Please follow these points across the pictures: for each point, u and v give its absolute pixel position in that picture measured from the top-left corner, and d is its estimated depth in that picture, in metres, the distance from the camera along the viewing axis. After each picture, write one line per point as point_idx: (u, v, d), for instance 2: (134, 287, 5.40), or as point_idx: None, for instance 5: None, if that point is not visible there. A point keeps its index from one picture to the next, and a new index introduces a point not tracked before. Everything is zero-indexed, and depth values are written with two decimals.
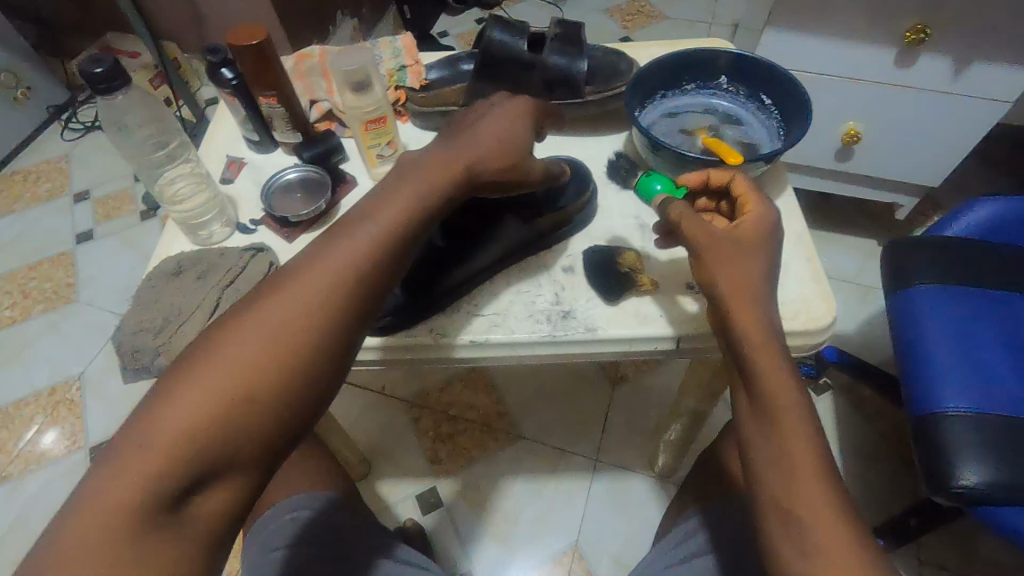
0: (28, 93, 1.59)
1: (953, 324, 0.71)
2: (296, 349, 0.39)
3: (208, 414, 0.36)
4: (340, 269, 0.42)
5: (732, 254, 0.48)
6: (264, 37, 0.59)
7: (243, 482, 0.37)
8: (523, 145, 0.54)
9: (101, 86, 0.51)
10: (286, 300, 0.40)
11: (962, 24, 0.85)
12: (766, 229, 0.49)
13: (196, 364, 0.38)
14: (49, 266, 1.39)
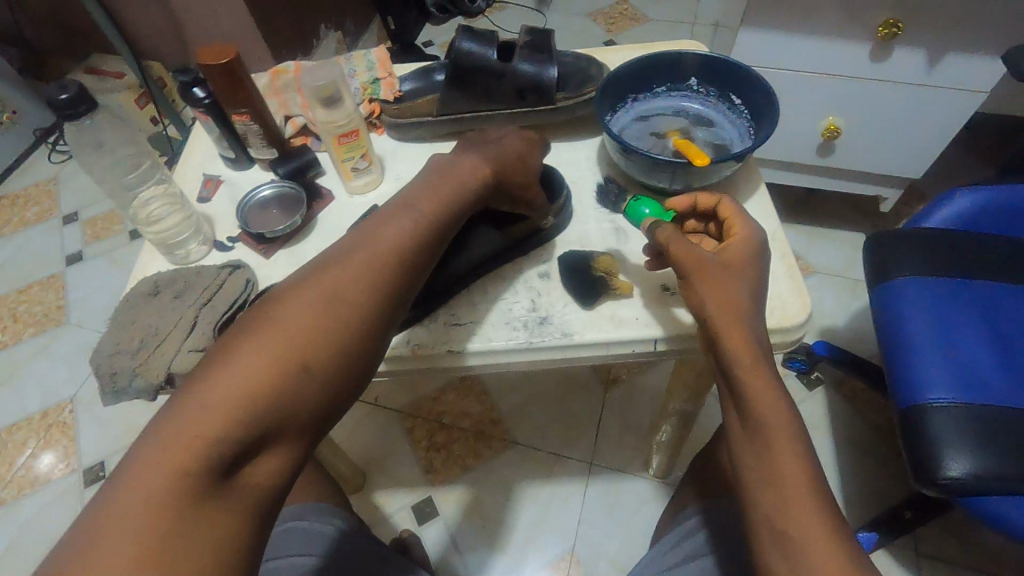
0: (14, 116, 1.59)
1: (933, 313, 0.72)
2: (341, 332, 0.42)
3: (261, 388, 0.38)
4: (377, 260, 0.45)
5: (721, 277, 0.49)
6: (234, 56, 0.60)
7: (285, 457, 0.39)
8: (512, 159, 0.57)
9: (67, 112, 0.53)
10: (328, 286, 0.43)
11: (933, 16, 0.86)
12: (750, 255, 0.51)
13: (245, 342, 0.40)
14: (40, 289, 1.39)
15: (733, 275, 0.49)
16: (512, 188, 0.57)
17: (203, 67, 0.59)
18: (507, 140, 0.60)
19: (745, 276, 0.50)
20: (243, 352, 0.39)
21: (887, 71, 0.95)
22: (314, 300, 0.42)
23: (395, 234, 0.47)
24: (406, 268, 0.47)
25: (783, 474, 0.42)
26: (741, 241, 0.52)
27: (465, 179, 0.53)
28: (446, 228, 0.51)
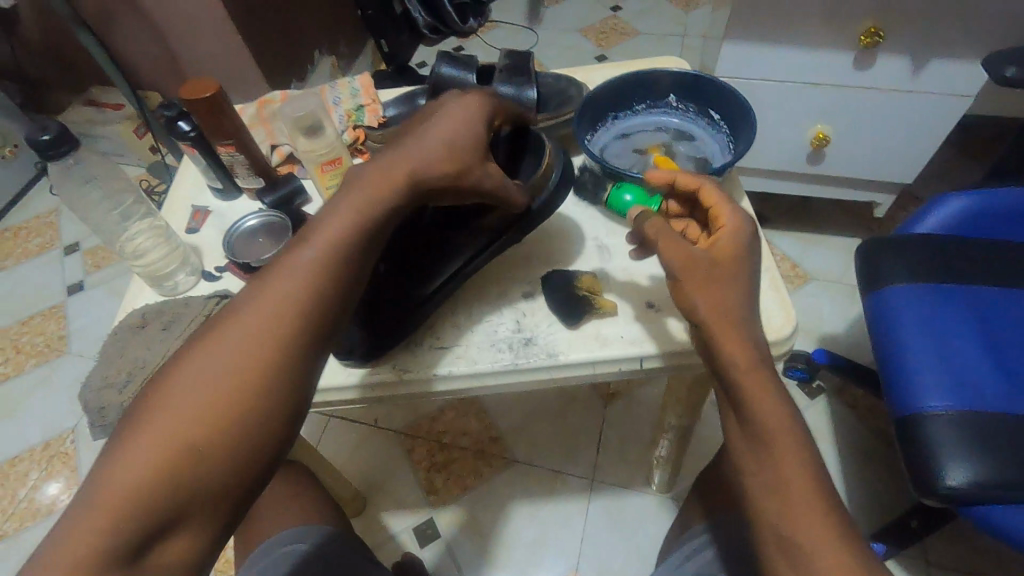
0: (16, 150, 1.61)
1: (924, 319, 0.71)
2: (253, 379, 0.37)
3: (156, 477, 0.34)
4: (289, 301, 0.40)
5: (710, 282, 0.45)
6: (217, 90, 0.61)
7: (208, 524, 0.36)
8: (465, 143, 0.49)
9: (50, 151, 0.54)
10: (232, 341, 0.38)
11: (915, 23, 0.87)
12: (740, 250, 0.47)
13: (140, 421, 0.36)
14: (42, 320, 1.40)
15: (723, 276, 0.46)
16: (463, 182, 0.50)
17: (186, 102, 0.61)
18: (449, 117, 0.51)
19: (736, 273, 0.46)
20: (137, 435, 0.35)
21: (872, 77, 0.95)
22: (217, 360, 0.37)
23: (311, 265, 0.41)
24: (330, 302, 0.41)
25: (773, 494, 0.42)
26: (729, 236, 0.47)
27: (396, 179, 0.46)
28: (375, 237, 0.45)
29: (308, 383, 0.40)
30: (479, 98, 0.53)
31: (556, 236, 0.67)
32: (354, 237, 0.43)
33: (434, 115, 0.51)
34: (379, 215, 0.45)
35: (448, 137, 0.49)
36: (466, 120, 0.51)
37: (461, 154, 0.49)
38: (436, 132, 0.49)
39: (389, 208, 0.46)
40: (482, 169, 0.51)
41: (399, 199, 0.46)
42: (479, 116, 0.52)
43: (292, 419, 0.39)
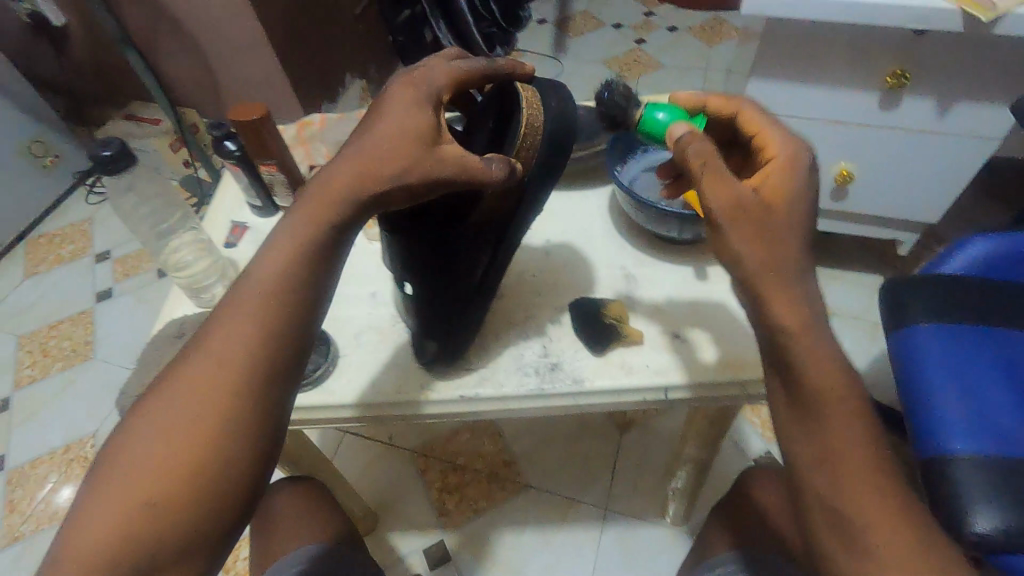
0: (56, 160, 1.67)
1: (948, 360, 0.71)
2: (222, 403, 0.41)
3: (124, 529, 0.39)
4: (235, 358, 0.42)
5: (767, 223, 0.42)
6: (263, 114, 0.64)
7: (203, 531, 0.41)
8: (412, 133, 0.45)
9: (108, 166, 0.56)
10: (184, 400, 0.42)
11: (942, 66, 0.88)
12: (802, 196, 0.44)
13: (106, 478, 0.40)
14: (70, 325, 1.44)
15: (779, 222, 0.43)
16: (423, 169, 0.45)
17: (235, 123, 0.64)
18: (387, 116, 0.46)
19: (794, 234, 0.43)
20: (103, 492, 0.40)
21: (897, 118, 0.96)
22: (172, 418, 0.41)
23: (256, 319, 0.43)
24: (278, 352, 0.44)
25: None
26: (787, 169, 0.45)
27: (342, 193, 0.45)
28: (326, 251, 0.46)
29: (267, 429, 0.43)
30: (420, 79, 0.48)
31: (582, 265, 0.70)
32: (299, 285, 0.45)
33: (370, 118, 0.47)
34: (323, 232, 0.45)
35: (383, 147, 0.45)
36: (410, 107, 0.46)
37: (403, 160, 0.45)
38: (375, 141, 0.46)
39: (336, 220, 0.45)
40: (437, 161, 0.45)
41: (347, 209, 0.45)
42: (419, 104, 0.47)
43: (256, 464, 0.42)
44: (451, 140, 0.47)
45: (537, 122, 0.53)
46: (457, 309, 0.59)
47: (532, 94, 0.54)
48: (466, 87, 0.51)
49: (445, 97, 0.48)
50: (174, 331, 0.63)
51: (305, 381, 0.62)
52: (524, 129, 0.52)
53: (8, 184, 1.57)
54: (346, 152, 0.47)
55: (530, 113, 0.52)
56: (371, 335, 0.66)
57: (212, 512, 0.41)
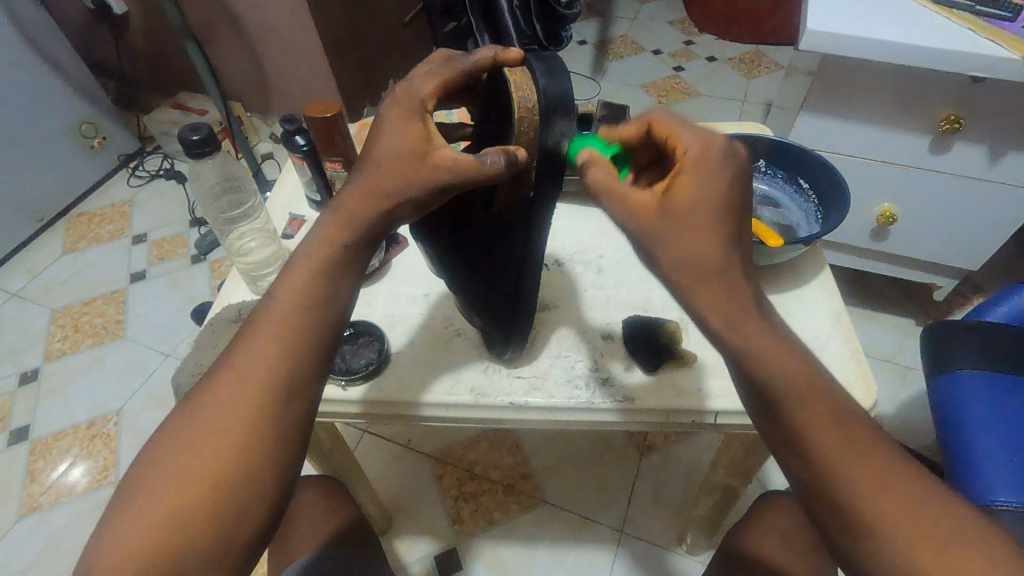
0: (104, 142, 1.72)
1: (993, 409, 0.70)
2: (247, 416, 0.41)
3: (146, 552, 0.37)
4: (256, 377, 0.42)
5: (673, 224, 0.39)
6: (336, 112, 0.71)
7: (234, 545, 0.40)
8: (412, 145, 0.44)
9: (194, 151, 0.66)
10: (206, 420, 0.41)
11: (997, 115, 0.88)
12: (718, 183, 0.39)
13: (130, 500, 0.39)
14: (102, 303, 1.47)
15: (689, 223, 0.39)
16: (431, 174, 0.43)
17: (310, 119, 0.70)
18: (381, 135, 0.45)
19: (721, 222, 0.39)
20: (126, 515, 0.39)
21: (946, 162, 0.96)
22: (195, 440, 0.41)
23: (275, 338, 0.43)
24: (297, 369, 0.43)
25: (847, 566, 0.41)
26: (699, 158, 0.40)
27: (357, 211, 0.45)
28: (343, 270, 0.45)
29: (292, 444, 0.42)
30: (410, 91, 0.45)
31: (633, 284, 0.72)
32: (317, 304, 0.44)
33: (367, 138, 0.46)
34: (343, 250, 0.45)
35: (379, 168, 0.44)
36: (408, 121, 0.45)
37: (400, 177, 0.44)
38: (378, 162, 0.44)
39: (352, 237, 0.45)
40: (432, 171, 0.43)
41: (366, 225, 0.45)
42: (408, 117, 0.45)
43: (278, 481, 0.41)
44: (441, 145, 0.44)
45: (530, 102, 0.45)
46: (500, 311, 0.59)
47: (522, 71, 0.47)
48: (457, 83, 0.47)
49: (428, 106, 0.45)
50: (233, 314, 0.69)
51: (358, 373, 0.63)
52: (518, 113, 0.45)
53: (56, 161, 1.62)
54: (357, 170, 0.46)
55: (521, 96, 0.45)
56: (419, 334, 0.69)
57: (242, 525, 0.40)
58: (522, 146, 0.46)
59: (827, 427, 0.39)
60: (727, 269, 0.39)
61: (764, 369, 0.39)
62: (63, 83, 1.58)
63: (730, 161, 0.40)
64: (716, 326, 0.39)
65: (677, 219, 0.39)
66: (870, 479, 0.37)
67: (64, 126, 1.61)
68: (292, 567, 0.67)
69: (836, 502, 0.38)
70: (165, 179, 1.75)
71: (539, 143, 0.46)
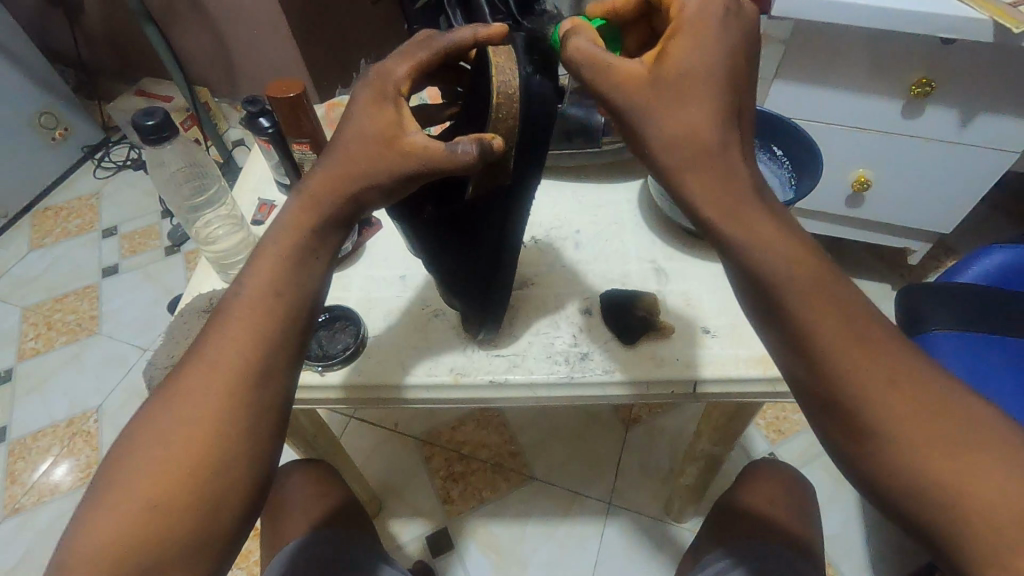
0: (66, 133, 1.66)
1: (963, 366, 0.72)
2: (218, 408, 0.40)
3: (127, 539, 0.37)
4: (228, 363, 0.41)
5: (662, 91, 0.39)
6: (301, 90, 0.69)
7: (211, 541, 0.39)
8: (383, 130, 0.42)
9: (151, 136, 0.64)
10: (179, 410, 0.40)
11: (966, 77, 0.88)
12: (716, 50, 0.39)
13: (106, 490, 0.38)
14: (75, 299, 1.43)
15: (682, 87, 0.39)
16: (402, 164, 0.42)
17: (272, 99, 0.69)
18: (351, 118, 0.43)
19: (713, 84, 0.38)
20: (103, 506, 0.38)
21: (918, 126, 0.96)
22: (169, 430, 0.40)
23: (247, 324, 0.42)
24: (270, 354, 0.42)
25: None
26: (694, 19, 0.39)
27: (327, 198, 0.43)
28: (312, 258, 0.44)
29: (268, 434, 0.41)
30: (384, 74, 0.44)
31: (611, 257, 0.72)
32: (289, 289, 0.43)
33: (339, 119, 0.44)
34: (315, 238, 0.44)
35: (348, 152, 0.43)
36: (378, 107, 0.43)
37: (368, 163, 0.42)
38: (348, 147, 0.43)
39: (318, 225, 0.44)
40: (401, 159, 0.42)
41: (335, 213, 0.44)
42: (379, 101, 0.43)
43: (256, 467, 0.41)
44: (413, 131, 0.42)
45: (510, 89, 0.45)
46: (480, 288, 0.59)
47: (507, 54, 0.45)
48: (434, 64, 0.45)
49: (403, 89, 0.44)
50: (204, 303, 0.68)
51: (336, 357, 0.62)
52: (496, 100, 0.44)
53: (17, 154, 1.56)
54: (327, 152, 0.45)
55: (503, 80, 0.44)
56: (400, 316, 0.68)
57: (219, 519, 0.39)
58: (499, 133, 0.46)
59: (829, 320, 0.37)
60: (722, 148, 0.38)
61: (764, 265, 0.38)
62: (18, 71, 1.51)
63: (728, 25, 0.39)
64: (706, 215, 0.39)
65: (671, 84, 0.39)
66: (870, 374, 0.36)
67: (22, 116, 1.54)
68: (278, 555, 0.67)
69: (842, 406, 0.36)
70: (133, 169, 1.70)
71: (518, 129, 0.46)
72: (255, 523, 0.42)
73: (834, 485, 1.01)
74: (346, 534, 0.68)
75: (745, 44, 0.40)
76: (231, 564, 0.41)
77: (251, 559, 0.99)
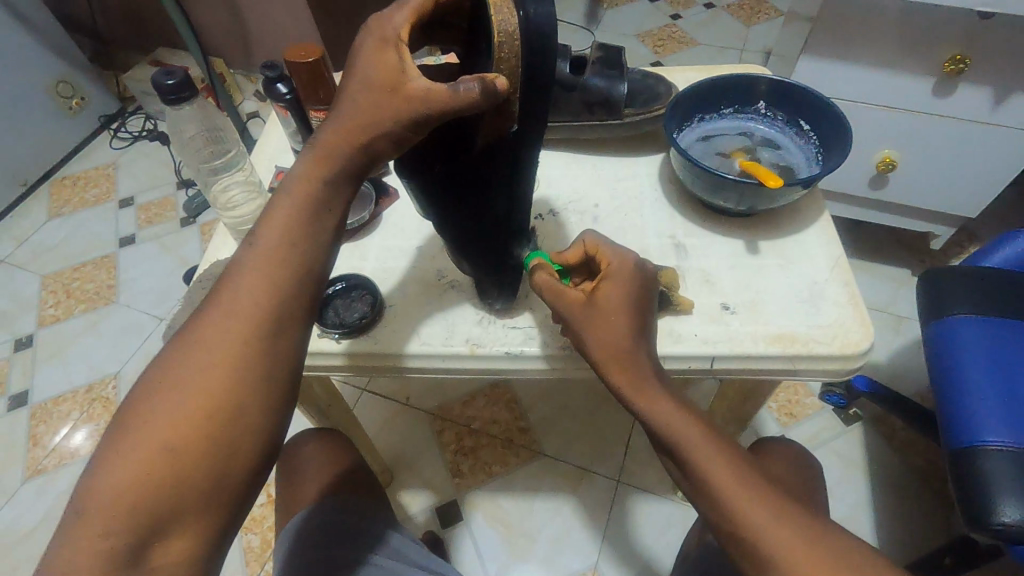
0: (83, 102, 1.66)
1: (989, 350, 0.70)
2: (234, 357, 0.40)
3: (141, 486, 0.38)
4: (244, 312, 0.41)
5: (592, 314, 0.50)
6: (319, 57, 0.71)
7: (226, 489, 0.40)
8: (388, 80, 0.41)
9: (172, 96, 0.64)
10: (194, 357, 0.40)
11: (1002, 55, 0.85)
12: (629, 293, 0.51)
13: (119, 436, 0.39)
14: (93, 268, 1.45)
15: (606, 312, 0.50)
16: (411, 110, 0.40)
17: (291, 63, 0.71)
18: (355, 67, 0.42)
19: (627, 314, 0.50)
20: (114, 452, 0.38)
21: (949, 106, 0.94)
22: (184, 376, 0.40)
23: (263, 273, 0.42)
24: (286, 305, 0.42)
25: None
26: (616, 272, 0.52)
27: (337, 149, 0.43)
28: (322, 212, 0.44)
29: (283, 384, 0.42)
30: (386, 21, 0.42)
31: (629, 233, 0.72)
32: (304, 240, 0.43)
33: (342, 70, 0.43)
34: (327, 192, 0.43)
35: (354, 104, 0.42)
36: (379, 55, 0.41)
37: (375, 112, 0.41)
38: (355, 100, 0.42)
39: (329, 182, 0.43)
40: (407, 105, 0.40)
41: (345, 167, 0.43)
42: (381, 48, 0.41)
43: (269, 422, 0.41)
44: (416, 76, 0.40)
45: (511, 27, 0.42)
46: (492, 250, 0.58)
47: None
48: (432, 12, 0.43)
49: (404, 33, 0.41)
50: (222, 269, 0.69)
51: (351, 326, 0.62)
52: (496, 38, 0.42)
53: (34, 123, 1.56)
54: (334, 106, 0.43)
55: (500, 19, 0.42)
56: (415, 285, 0.68)
57: (235, 466, 0.40)
58: (502, 74, 0.43)
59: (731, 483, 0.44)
60: (634, 355, 0.48)
61: (660, 421, 0.47)
62: (35, 39, 1.51)
63: (636, 274, 0.53)
64: (626, 395, 0.48)
65: (595, 313, 0.50)
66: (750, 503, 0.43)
67: (40, 84, 1.55)
68: (289, 523, 0.68)
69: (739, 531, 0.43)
70: (148, 140, 1.71)
71: (520, 72, 0.43)
72: (265, 480, 0.43)
73: (844, 469, 1.01)
74: (355, 501, 0.69)
75: (645, 293, 0.52)
76: (245, 515, 0.42)
77: (264, 525, 1.01)
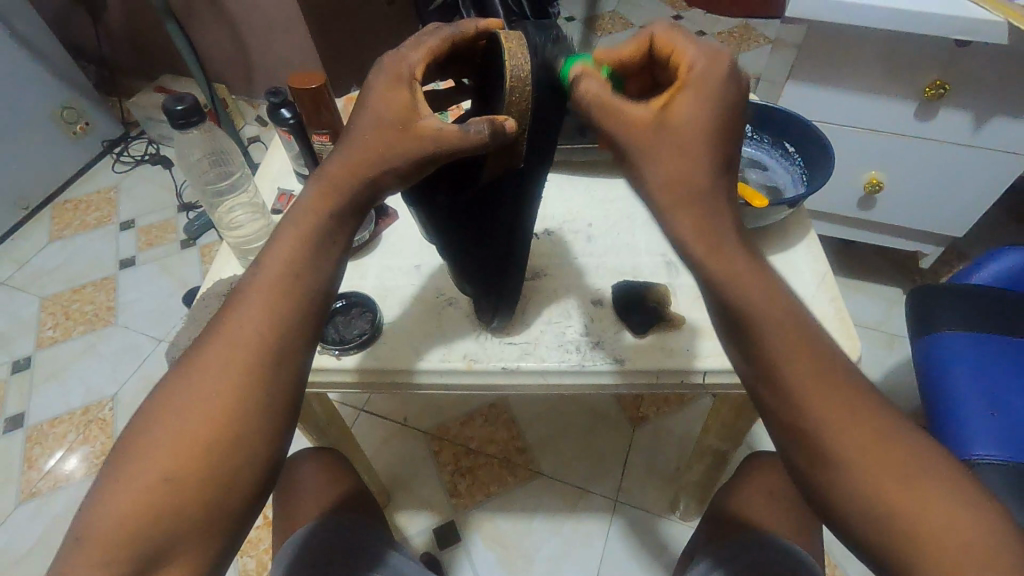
0: (87, 127, 1.69)
1: (978, 367, 0.71)
2: (234, 386, 0.41)
3: (140, 513, 0.38)
4: (245, 341, 0.42)
5: (665, 135, 0.40)
6: (321, 83, 0.73)
7: (224, 516, 0.41)
8: (399, 115, 0.43)
9: (179, 121, 0.66)
10: (195, 385, 0.41)
11: (982, 80, 0.88)
12: (715, 107, 0.40)
13: (122, 463, 0.40)
14: (92, 290, 1.45)
15: (682, 135, 0.40)
16: (419, 146, 0.43)
17: (295, 91, 0.73)
18: (368, 102, 0.44)
19: (711, 138, 0.40)
20: (117, 481, 0.39)
21: (932, 128, 0.96)
22: (186, 404, 0.41)
23: (264, 303, 0.43)
24: (286, 333, 0.43)
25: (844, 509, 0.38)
26: (700, 77, 0.41)
27: (344, 179, 0.44)
28: (326, 239, 0.45)
29: (281, 411, 0.43)
30: (401, 61, 0.44)
31: (622, 251, 0.73)
32: (307, 270, 0.44)
33: (355, 105, 0.45)
34: (332, 220, 0.45)
35: (363, 137, 0.44)
36: (391, 92, 0.43)
37: (384, 147, 0.43)
38: (365, 134, 0.44)
39: (335, 211, 0.45)
40: (415, 142, 0.43)
41: (352, 197, 0.45)
42: (396, 85, 0.43)
43: (268, 446, 0.42)
44: (427, 116, 0.43)
45: (523, 73, 0.44)
46: (492, 274, 0.60)
47: (518, 40, 0.45)
48: (447, 53, 0.46)
49: (417, 75, 0.44)
50: (224, 288, 0.70)
51: (352, 342, 0.64)
52: (509, 83, 0.44)
53: (38, 147, 1.59)
54: (342, 137, 0.46)
55: (514, 64, 0.44)
56: (414, 303, 0.69)
57: (232, 493, 0.41)
58: (513, 116, 0.45)
59: (810, 380, 0.38)
60: (712, 193, 0.40)
61: (735, 293, 0.39)
62: (42, 67, 1.55)
63: (731, 81, 0.41)
64: (699, 257, 0.40)
65: (667, 137, 0.40)
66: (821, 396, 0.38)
67: (45, 111, 1.58)
68: (287, 541, 0.68)
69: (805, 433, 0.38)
70: (151, 164, 1.73)
71: (529, 114, 0.46)
72: (265, 501, 0.44)
73: None
74: (353, 518, 0.69)
75: (737, 107, 0.41)
76: (242, 540, 0.43)
77: (261, 547, 1.00)
